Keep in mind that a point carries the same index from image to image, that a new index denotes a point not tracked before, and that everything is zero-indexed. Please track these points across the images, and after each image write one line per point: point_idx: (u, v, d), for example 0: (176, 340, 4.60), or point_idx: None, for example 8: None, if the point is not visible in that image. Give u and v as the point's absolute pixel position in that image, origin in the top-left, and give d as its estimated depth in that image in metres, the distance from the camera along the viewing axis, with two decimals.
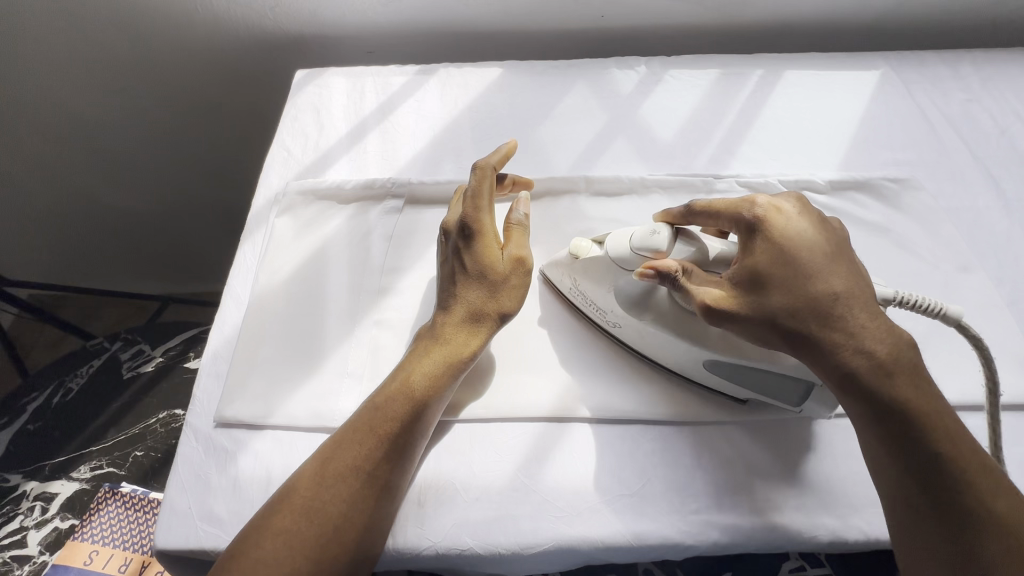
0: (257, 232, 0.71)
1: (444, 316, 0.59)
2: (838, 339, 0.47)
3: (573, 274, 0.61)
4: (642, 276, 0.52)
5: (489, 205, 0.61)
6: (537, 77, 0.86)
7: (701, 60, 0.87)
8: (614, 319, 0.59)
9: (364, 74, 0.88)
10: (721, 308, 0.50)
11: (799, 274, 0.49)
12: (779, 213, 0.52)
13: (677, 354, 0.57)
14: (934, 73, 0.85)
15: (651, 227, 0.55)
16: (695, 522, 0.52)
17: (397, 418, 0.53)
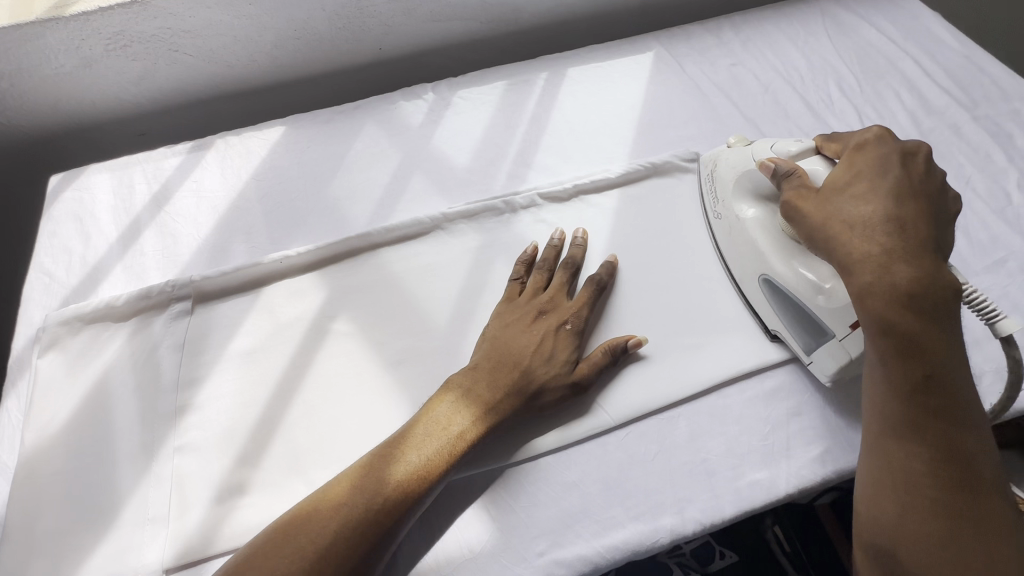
0: (21, 381, 0.61)
1: (472, 386, 0.56)
2: (860, 248, 0.50)
3: (718, 162, 0.69)
4: (762, 164, 0.61)
5: (584, 314, 0.61)
6: (323, 127, 0.82)
7: (486, 75, 0.86)
8: (720, 209, 0.67)
9: (131, 164, 0.79)
10: (795, 203, 0.56)
11: (874, 205, 0.52)
12: (878, 144, 0.56)
13: (746, 257, 0.63)
14: (701, 44, 0.89)
15: (799, 141, 0.62)
16: (542, 566, 0.51)
17: (373, 517, 0.48)
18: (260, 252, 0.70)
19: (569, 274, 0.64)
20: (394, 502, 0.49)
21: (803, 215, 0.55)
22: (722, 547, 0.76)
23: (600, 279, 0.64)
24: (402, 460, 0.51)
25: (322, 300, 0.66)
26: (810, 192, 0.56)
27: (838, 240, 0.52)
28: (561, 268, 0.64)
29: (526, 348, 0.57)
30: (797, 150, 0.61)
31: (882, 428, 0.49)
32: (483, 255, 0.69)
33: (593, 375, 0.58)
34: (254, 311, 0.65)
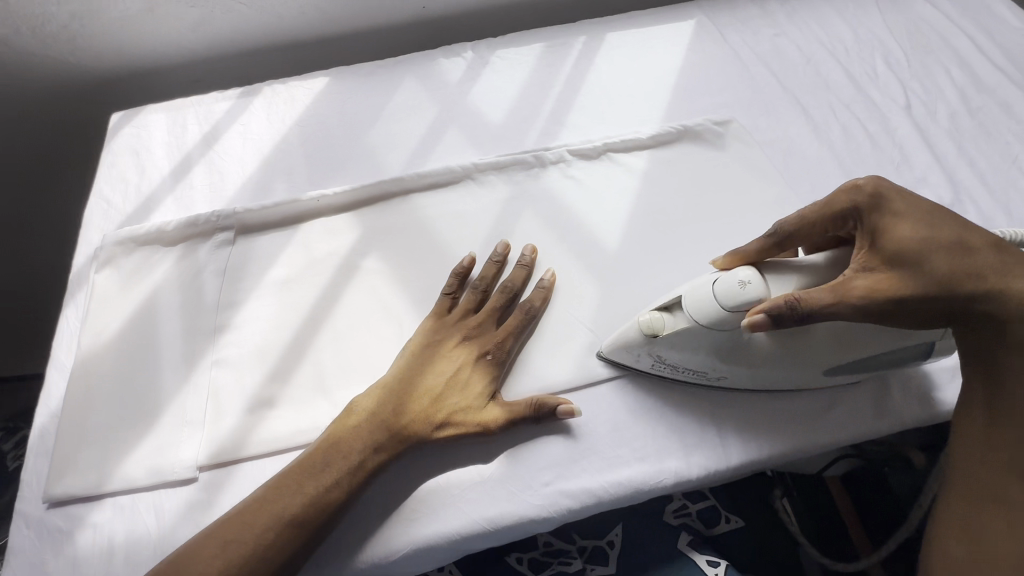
0: (79, 293, 0.67)
1: (432, 367, 0.58)
2: (1016, 289, 0.47)
3: (652, 349, 0.54)
4: (757, 325, 0.47)
5: (507, 343, 0.59)
6: (364, 80, 0.84)
7: (525, 37, 0.88)
8: (718, 373, 0.55)
9: (185, 106, 0.84)
10: (877, 297, 0.47)
11: (950, 233, 0.48)
12: (891, 186, 0.50)
13: (801, 372, 0.54)
14: (744, 14, 0.88)
15: (739, 278, 0.49)
16: (548, 494, 0.54)
17: (356, 468, 0.52)
18: (299, 191, 0.73)
19: (488, 306, 0.61)
20: (375, 456, 0.53)
21: (904, 295, 0.47)
22: (727, 512, 0.71)
23: (530, 305, 0.61)
24: (335, 454, 0.53)
25: (355, 238, 0.69)
26: (879, 270, 0.48)
27: (961, 294, 0.47)
28: (496, 291, 0.62)
29: (442, 375, 0.57)
30: (758, 286, 0.49)
31: (965, 424, 0.50)
32: (510, 206, 0.70)
33: (512, 424, 0.55)
34: (290, 244, 0.69)
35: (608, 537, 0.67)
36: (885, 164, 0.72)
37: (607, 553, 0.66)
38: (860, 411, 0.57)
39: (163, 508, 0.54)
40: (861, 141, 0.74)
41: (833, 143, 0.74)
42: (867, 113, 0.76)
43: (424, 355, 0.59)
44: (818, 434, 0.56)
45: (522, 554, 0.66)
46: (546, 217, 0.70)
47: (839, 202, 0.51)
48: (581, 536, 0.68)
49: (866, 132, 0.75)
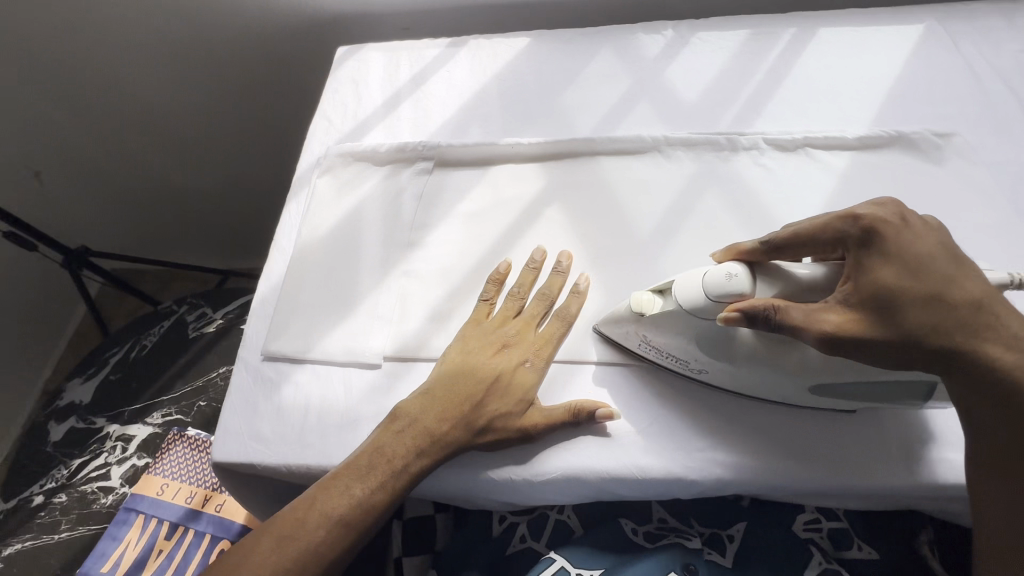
0: (301, 191, 0.78)
1: (470, 373, 0.60)
2: (989, 353, 0.47)
3: (640, 330, 0.59)
4: (730, 320, 0.50)
5: (547, 350, 0.62)
6: (564, 46, 0.88)
7: (730, 22, 0.86)
8: (699, 365, 0.58)
9: (400, 48, 0.93)
10: (844, 336, 0.48)
11: (936, 280, 0.48)
12: (889, 223, 0.49)
13: (781, 386, 0.56)
14: (986, 24, 0.80)
15: (726, 269, 0.52)
16: (698, 459, 0.58)
17: (413, 464, 0.56)
18: (492, 137, 0.79)
19: (520, 310, 0.64)
20: (427, 455, 0.57)
21: (867, 339, 0.48)
22: (859, 540, 0.67)
23: (566, 311, 0.63)
24: (379, 468, 0.55)
25: (540, 187, 0.73)
26: (852, 309, 0.48)
27: (940, 345, 0.47)
28: (534, 300, 0.64)
29: (481, 381, 0.59)
30: (743, 283, 0.51)
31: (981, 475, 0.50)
32: (695, 183, 0.71)
33: (549, 430, 0.59)
34: (480, 182, 0.75)
35: (729, 530, 0.68)
36: None
37: (724, 545, 0.67)
38: (855, 431, 0.58)
39: (353, 383, 0.63)
40: None
41: None
42: None
43: (464, 363, 0.60)
44: (899, 463, 0.57)
45: (636, 526, 0.69)
46: (731, 199, 0.69)
47: (828, 225, 0.51)
48: (700, 523, 0.69)
49: None
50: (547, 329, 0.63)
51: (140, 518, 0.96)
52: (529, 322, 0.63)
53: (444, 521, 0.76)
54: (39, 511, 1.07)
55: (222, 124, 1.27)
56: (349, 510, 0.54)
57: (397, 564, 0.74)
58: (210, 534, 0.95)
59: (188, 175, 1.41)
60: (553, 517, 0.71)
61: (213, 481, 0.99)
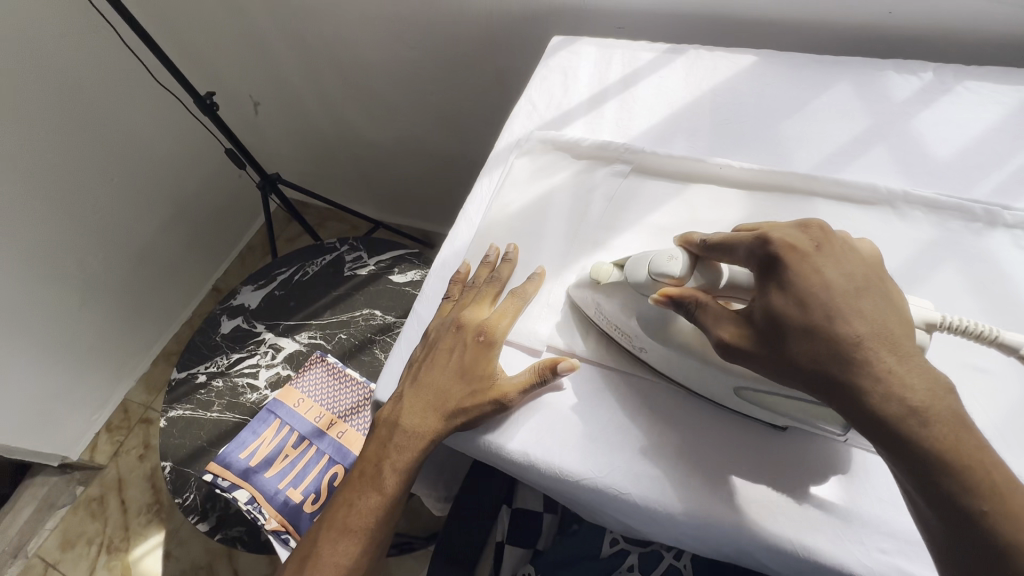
0: (496, 168, 0.80)
1: (428, 365, 0.63)
2: (857, 386, 0.42)
3: (597, 296, 0.62)
4: (658, 301, 0.52)
5: (505, 325, 0.64)
6: (796, 71, 0.81)
7: (1011, 75, 0.74)
8: (640, 343, 0.59)
9: (615, 47, 0.92)
10: (737, 343, 0.48)
11: (825, 311, 0.45)
12: (794, 250, 0.48)
13: (699, 379, 0.56)
14: None
15: (669, 253, 0.56)
16: (881, 563, 0.50)
17: (409, 455, 0.61)
18: (698, 153, 0.75)
19: (495, 291, 0.66)
20: (415, 446, 0.61)
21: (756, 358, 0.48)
22: None
23: (522, 291, 0.66)
24: (369, 479, 0.63)
25: (742, 215, 0.69)
26: (741, 332, 0.48)
27: (821, 378, 0.44)
28: (487, 286, 0.67)
29: (439, 368, 0.62)
30: (681, 268, 0.54)
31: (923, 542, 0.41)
32: (932, 251, 0.62)
33: (520, 394, 0.60)
34: (677, 197, 0.72)
35: None
36: None
37: None
38: (789, 456, 0.56)
39: (512, 362, 0.64)
40: None
41: None
42: None
43: (421, 356, 0.64)
44: None
45: None
46: (975, 278, 0.60)
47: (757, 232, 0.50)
48: None
49: None
50: (504, 305, 0.65)
51: (277, 422, 1.07)
52: (478, 305, 0.65)
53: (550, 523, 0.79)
54: (201, 387, 1.25)
55: (417, 89, 1.38)
56: (359, 517, 0.63)
57: (496, 549, 0.74)
58: (328, 455, 1.04)
59: (373, 128, 1.56)
60: (666, 561, 0.72)
61: (340, 409, 1.08)
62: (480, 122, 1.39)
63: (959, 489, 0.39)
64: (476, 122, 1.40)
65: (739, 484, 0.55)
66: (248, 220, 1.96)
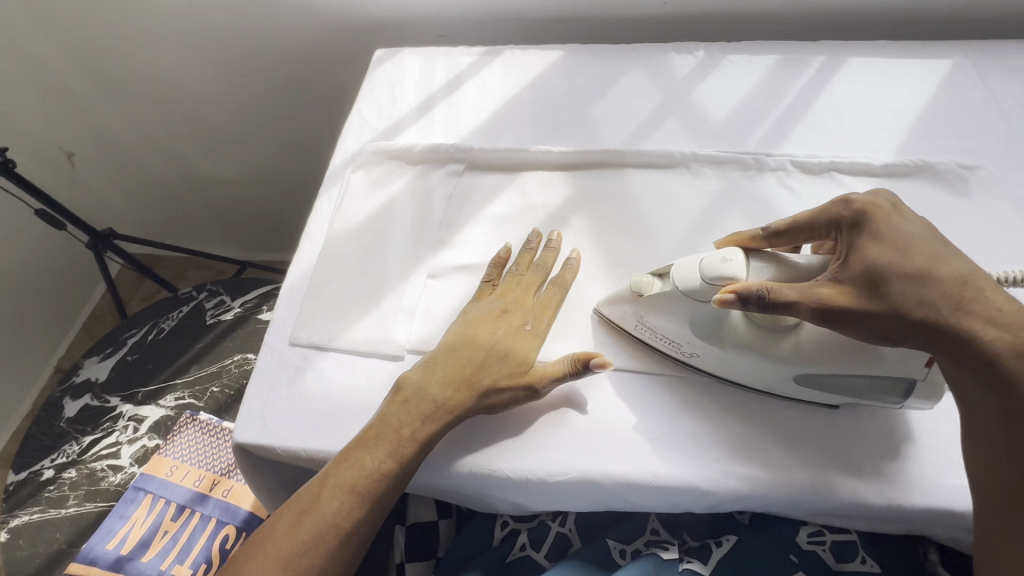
0: (334, 185, 0.80)
1: (465, 337, 0.62)
2: (966, 326, 0.45)
3: (640, 312, 0.60)
4: (724, 299, 0.51)
5: (548, 318, 0.63)
6: (596, 60, 0.90)
7: (760, 47, 0.88)
8: (691, 348, 0.59)
9: (436, 54, 0.96)
10: (833, 306, 0.49)
11: (927, 260, 0.48)
12: (876, 205, 0.52)
13: (763, 374, 0.57)
14: (1012, 63, 0.82)
15: (722, 254, 0.53)
16: (714, 470, 0.57)
17: (431, 427, 0.57)
18: (523, 144, 0.81)
19: (538, 278, 0.66)
20: (443, 416, 0.58)
21: (856, 313, 0.48)
22: (865, 553, 0.65)
23: (562, 279, 0.66)
24: (387, 444, 0.56)
25: (566, 195, 0.75)
26: (844, 285, 0.49)
27: (927, 320, 0.46)
28: (528, 274, 0.66)
29: (484, 346, 0.61)
30: (738, 267, 0.52)
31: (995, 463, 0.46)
32: (721, 199, 0.72)
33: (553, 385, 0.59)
34: (510, 187, 0.77)
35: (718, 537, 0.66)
36: None
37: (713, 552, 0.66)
38: (641, 402, 0.61)
39: (376, 373, 0.64)
40: None
41: None
42: None
43: (463, 328, 0.63)
44: (839, 469, 0.57)
45: (625, 546, 0.68)
46: (756, 217, 0.70)
47: (841, 215, 0.53)
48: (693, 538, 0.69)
49: None
50: (547, 295, 0.64)
51: (147, 498, 0.97)
52: (517, 292, 0.65)
53: (449, 524, 0.78)
54: (48, 485, 1.09)
55: (254, 116, 1.31)
56: (337, 493, 0.55)
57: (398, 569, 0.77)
58: (215, 518, 0.95)
59: (216, 164, 1.46)
60: (555, 529, 0.72)
61: (222, 466, 1.00)
62: (328, 142, 1.36)
63: None
64: (324, 142, 1.36)
65: (597, 437, 0.59)
66: (87, 287, 1.73)
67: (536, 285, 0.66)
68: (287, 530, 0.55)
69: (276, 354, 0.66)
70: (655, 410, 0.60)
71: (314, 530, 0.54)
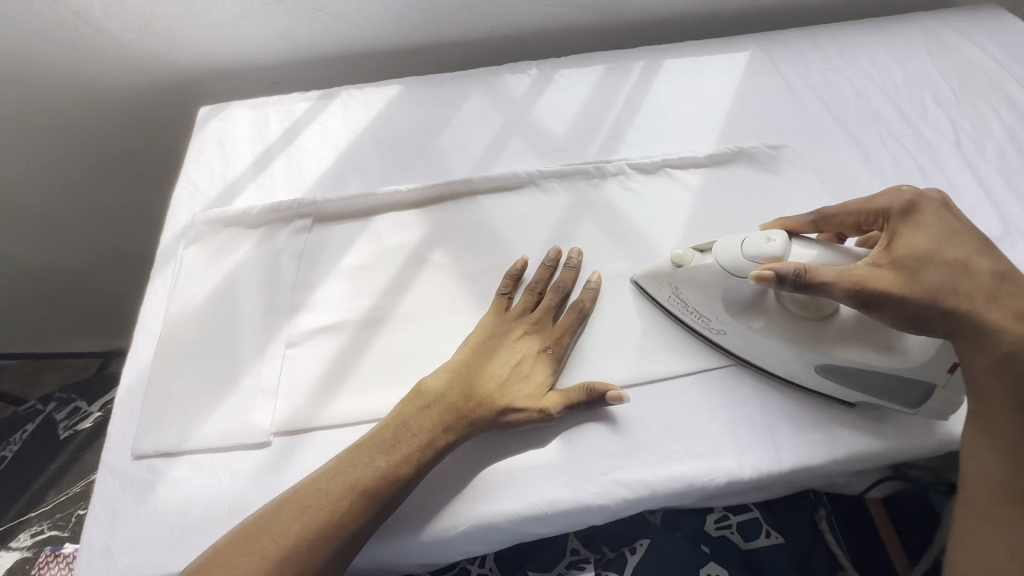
0: (166, 265, 0.72)
1: (477, 351, 0.61)
2: (995, 319, 0.50)
3: (675, 283, 0.63)
4: (760, 276, 0.53)
5: (569, 339, 0.63)
6: (435, 89, 0.90)
7: (586, 59, 0.93)
8: (719, 326, 0.61)
9: (267, 104, 0.91)
10: (875, 291, 0.51)
11: (961, 258, 0.52)
12: (928, 200, 0.55)
13: (784, 359, 0.59)
14: (796, 49, 0.93)
15: (766, 234, 0.55)
16: (603, 483, 0.56)
17: (451, 436, 0.56)
18: (372, 186, 0.78)
19: (557, 300, 0.65)
20: (461, 425, 0.56)
21: (893, 298, 0.51)
22: (768, 527, 0.70)
23: (581, 306, 0.64)
24: (409, 445, 0.54)
25: (422, 233, 0.73)
26: (884, 268, 0.52)
27: (961, 311, 0.50)
28: (549, 292, 0.65)
29: (508, 363, 0.60)
30: (780, 248, 0.54)
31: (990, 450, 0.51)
32: (572, 212, 0.74)
33: (570, 411, 0.59)
34: (364, 234, 0.74)
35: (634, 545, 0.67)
36: (935, 195, 0.74)
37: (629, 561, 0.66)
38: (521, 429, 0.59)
39: (239, 467, 0.57)
40: (911, 171, 0.77)
41: (883, 172, 0.77)
42: (917, 147, 0.79)
43: (484, 338, 0.62)
44: (717, 451, 0.58)
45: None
46: (606, 223, 0.73)
47: (893, 203, 0.55)
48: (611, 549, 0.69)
49: (915, 163, 0.77)
50: (567, 319, 0.64)
51: None
52: (540, 313, 0.64)
53: None
54: None
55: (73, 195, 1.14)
56: (338, 494, 0.51)
57: None
58: None
59: None
60: None
61: None
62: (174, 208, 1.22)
63: None
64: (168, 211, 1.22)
65: (483, 478, 0.57)
66: None
67: (556, 308, 0.65)
68: (269, 531, 0.49)
69: (117, 473, 0.57)
70: (537, 435, 0.59)
71: (309, 530, 0.49)
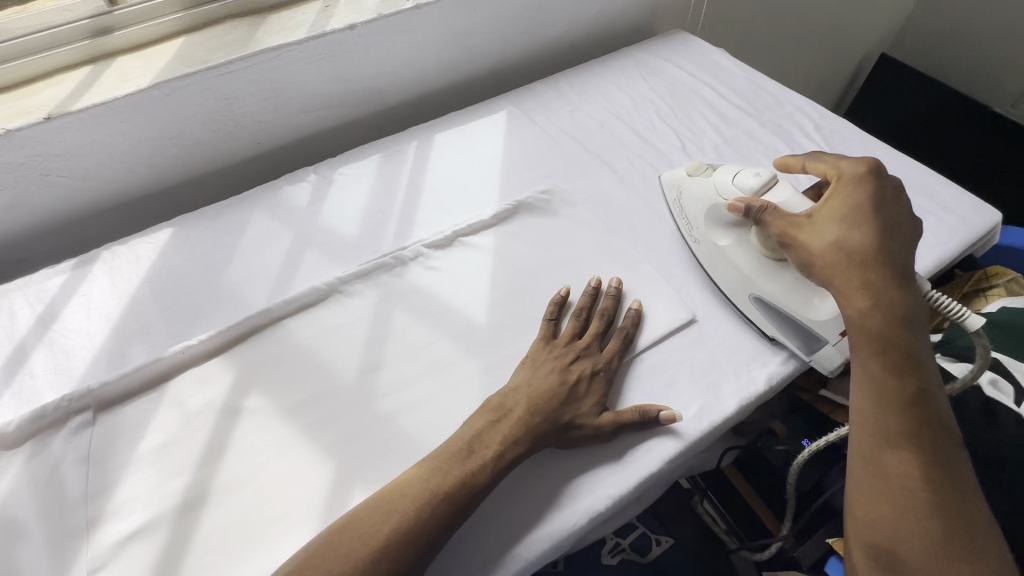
0: None
1: (530, 372, 0.64)
2: (862, 281, 0.57)
3: (683, 186, 0.81)
4: (732, 206, 0.69)
5: (615, 359, 0.68)
6: (211, 221, 0.86)
7: (360, 152, 0.96)
8: (697, 233, 0.78)
9: (9, 291, 0.78)
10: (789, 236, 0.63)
11: (867, 232, 0.60)
12: (872, 176, 0.63)
13: (730, 278, 0.73)
14: (542, 98, 1.05)
15: (756, 170, 0.72)
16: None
17: (516, 454, 0.58)
18: (161, 348, 0.71)
19: (600, 322, 0.70)
20: (516, 454, 0.58)
21: (798, 245, 0.63)
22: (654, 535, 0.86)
23: (636, 320, 0.71)
24: (475, 461, 0.56)
25: (230, 382, 0.68)
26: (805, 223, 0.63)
27: (837, 271, 0.59)
28: (595, 313, 0.71)
29: (551, 382, 0.63)
30: (761, 182, 0.71)
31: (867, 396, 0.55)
32: (382, 306, 0.75)
33: (621, 429, 0.63)
34: (161, 406, 0.66)
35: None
36: None
37: None
38: None
39: None
40: (657, 181, 0.90)
41: (636, 187, 0.89)
42: (656, 159, 0.93)
43: (543, 359, 0.66)
44: (570, 497, 0.60)
45: None
46: (417, 309, 0.74)
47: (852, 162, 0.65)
48: None
49: (658, 173, 0.91)
50: (614, 338, 0.69)
51: None
52: (597, 331, 0.69)
53: None
54: None
55: None
56: (420, 496, 0.53)
57: None
58: None
59: None
60: None
61: None
62: None
63: (896, 364, 0.54)
64: None
65: None
66: None
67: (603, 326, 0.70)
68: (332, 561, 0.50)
69: None
70: None
71: (379, 551, 0.50)
